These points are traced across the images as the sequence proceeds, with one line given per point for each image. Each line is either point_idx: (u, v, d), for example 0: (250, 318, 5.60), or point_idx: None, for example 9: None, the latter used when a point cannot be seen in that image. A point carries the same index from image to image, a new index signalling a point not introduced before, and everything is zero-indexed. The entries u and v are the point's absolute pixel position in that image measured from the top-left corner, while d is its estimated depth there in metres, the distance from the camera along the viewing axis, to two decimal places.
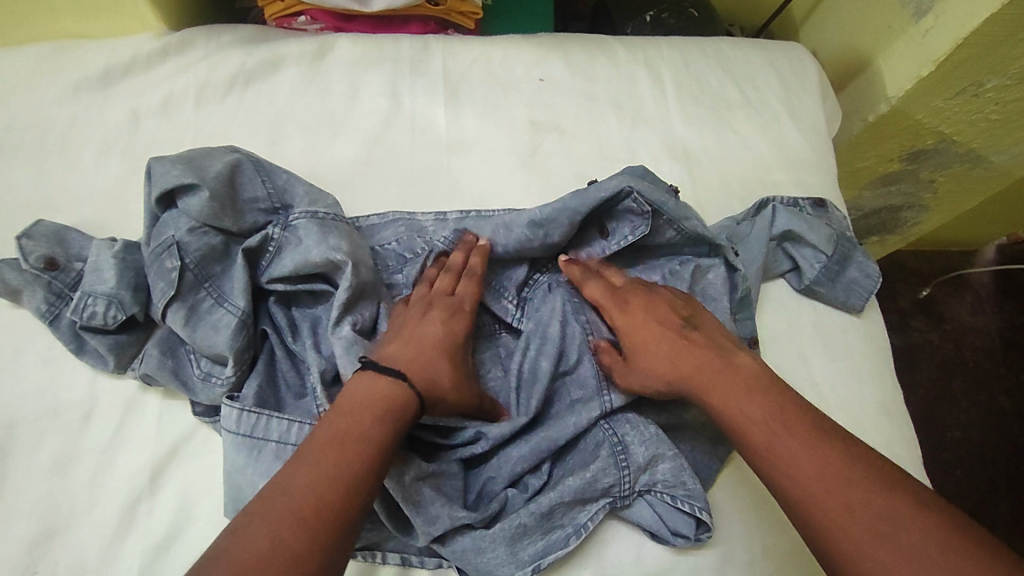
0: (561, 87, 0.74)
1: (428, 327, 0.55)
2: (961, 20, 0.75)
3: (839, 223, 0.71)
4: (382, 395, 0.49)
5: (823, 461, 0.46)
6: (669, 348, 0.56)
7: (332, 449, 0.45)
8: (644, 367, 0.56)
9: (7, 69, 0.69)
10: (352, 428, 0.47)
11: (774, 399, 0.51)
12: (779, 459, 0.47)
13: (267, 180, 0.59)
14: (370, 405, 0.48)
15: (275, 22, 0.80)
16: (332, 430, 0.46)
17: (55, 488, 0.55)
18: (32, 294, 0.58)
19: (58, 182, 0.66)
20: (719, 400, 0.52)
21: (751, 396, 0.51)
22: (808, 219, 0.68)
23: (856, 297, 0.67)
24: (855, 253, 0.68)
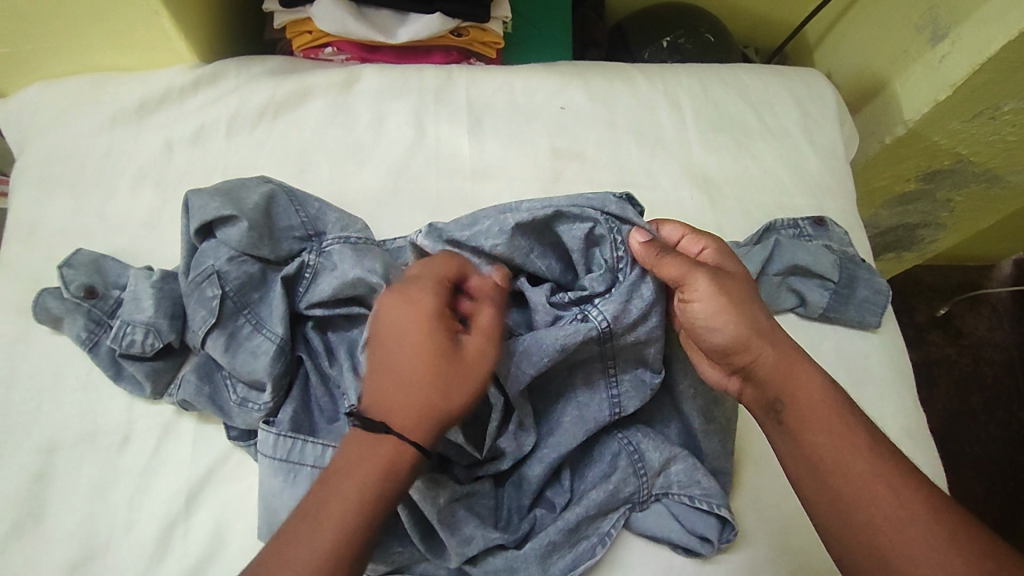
0: (582, 114, 0.76)
1: (405, 328, 0.50)
2: (978, 45, 0.76)
3: (841, 240, 0.70)
4: (375, 446, 0.47)
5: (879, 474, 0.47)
6: (751, 300, 0.53)
7: (336, 508, 0.45)
8: (732, 304, 0.52)
9: (48, 102, 0.71)
10: (356, 484, 0.46)
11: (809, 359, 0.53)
12: (812, 443, 0.49)
13: (300, 208, 0.60)
14: (379, 454, 0.47)
15: (303, 53, 0.83)
16: (336, 491, 0.46)
17: (94, 512, 0.56)
18: (73, 321, 0.60)
19: (96, 210, 0.68)
20: (778, 360, 0.51)
21: (804, 361, 0.52)
22: (808, 249, 0.68)
23: (870, 314, 0.68)
24: (860, 272, 0.68)
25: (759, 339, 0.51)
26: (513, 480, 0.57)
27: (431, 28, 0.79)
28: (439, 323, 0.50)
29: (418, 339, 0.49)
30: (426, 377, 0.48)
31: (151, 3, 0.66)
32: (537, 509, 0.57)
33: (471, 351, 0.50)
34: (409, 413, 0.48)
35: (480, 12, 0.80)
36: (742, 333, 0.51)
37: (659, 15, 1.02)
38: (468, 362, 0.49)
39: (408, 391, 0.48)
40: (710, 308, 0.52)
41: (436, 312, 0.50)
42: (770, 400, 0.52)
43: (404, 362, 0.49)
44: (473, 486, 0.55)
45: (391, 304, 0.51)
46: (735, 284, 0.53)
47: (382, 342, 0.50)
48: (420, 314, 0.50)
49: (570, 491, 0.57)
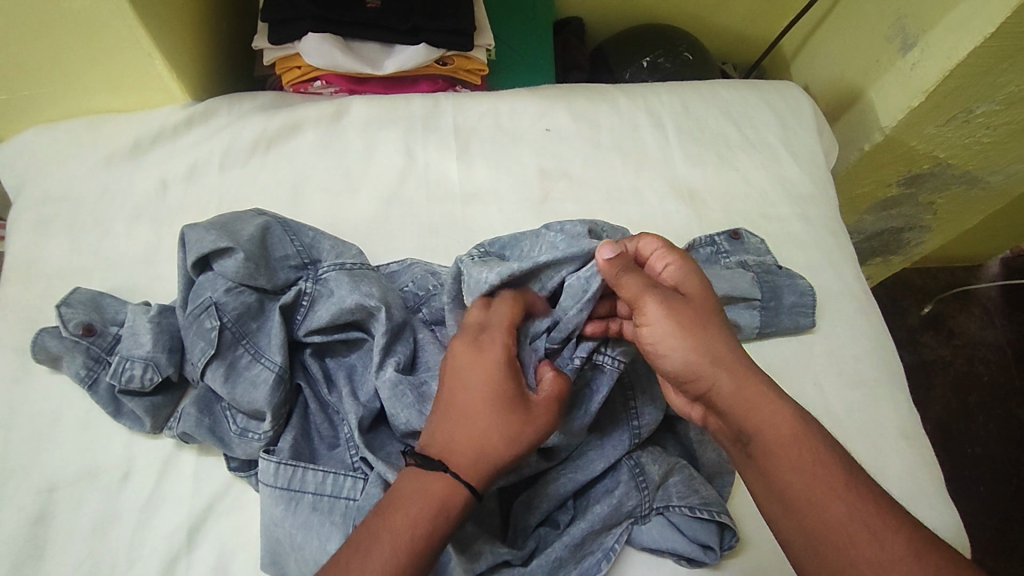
0: (566, 135, 0.77)
1: (473, 374, 0.51)
2: (945, 53, 0.79)
3: (757, 250, 0.71)
4: (433, 488, 0.47)
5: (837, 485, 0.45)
6: (709, 322, 0.52)
7: (414, 519, 0.46)
8: (683, 332, 0.50)
9: (44, 145, 0.73)
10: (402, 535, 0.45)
11: (777, 391, 0.50)
12: (775, 449, 0.47)
13: (295, 238, 0.61)
14: (422, 505, 0.47)
15: (292, 87, 0.85)
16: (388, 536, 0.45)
17: (96, 550, 0.56)
18: (71, 360, 0.60)
19: (92, 249, 0.69)
20: (732, 378, 0.49)
21: (771, 394, 0.49)
22: (724, 273, 0.68)
23: (803, 317, 0.68)
24: (781, 279, 0.69)
25: (712, 367, 0.50)
26: (521, 501, 0.57)
27: (416, 58, 0.81)
28: (510, 375, 0.51)
29: (486, 393, 0.50)
30: (487, 429, 0.49)
31: (144, 45, 0.68)
32: (542, 527, 0.57)
33: (541, 404, 0.51)
34: (470, 457, 0.48)
35: (464, 41, 0.82)
36: (691, 361, 0.50)
37: (639, 37, 1.05)
38: (535, 413, 0.50)
39: (471, 446, 0.49)
40: (661, 330, 0.51)
41: (512, 367, 0.52)
42: (735, 433, 0.49)
43: (469, 404, 0.50)
44: (482, 502, 0.55)
45: (467, 352, 0.52)
46: (696, 319, 0.51)
47: (456, 385, 0.51)
48: (493, 369, 0.51)
49: (575, 509, 0.58)
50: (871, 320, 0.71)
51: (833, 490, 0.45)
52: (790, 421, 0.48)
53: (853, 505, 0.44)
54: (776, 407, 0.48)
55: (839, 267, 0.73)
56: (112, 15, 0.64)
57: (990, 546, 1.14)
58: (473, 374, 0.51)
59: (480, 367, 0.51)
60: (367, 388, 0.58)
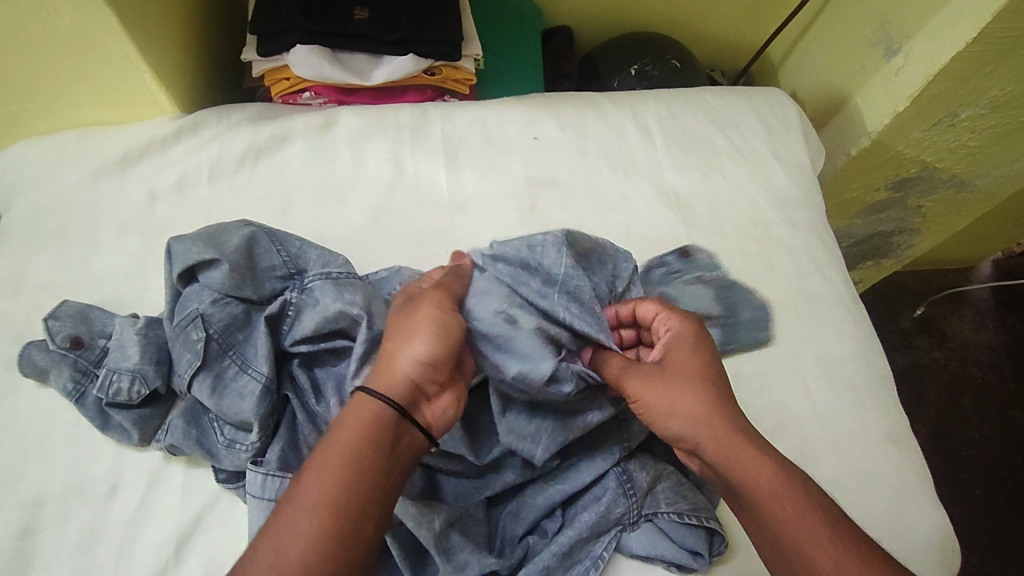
0: (554, 143, 0.78)
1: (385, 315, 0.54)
2: (929, 58, 0.80)
3: (708, 267, 0.72)
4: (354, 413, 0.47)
5: (817, 522, 0.46)
6: (698, 383, 0.52)
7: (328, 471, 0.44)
8: (668, 403, 0.52)
9: (32, 159, 0.73)
10: (321, 465, 0.45)
11: (765, 442, 0.50)
12: (759, 493, 0.47)
13: (281, 248, 0.61)
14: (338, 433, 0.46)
15: (281, 98, 0.85)
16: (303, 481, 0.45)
17: (84, 564, 0.55)
18: (59, 373, 0.60)
19: (80, 262, 0.69)
20: (719, 436, 0.50)
21: (754, 448, 0.49)
22: (678, 295, 0.68)
23: (760, 331, 0.68)
24: (737, 295, 0.70)
25: (700, 427, 0.50)
26: (510, 510, 0.58)
27: (404, 68, 0.82)
28: (405, 297, 0.54)
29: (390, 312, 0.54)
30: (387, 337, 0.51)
31: (131, 58, 0.68)
32: (530, 536, 0.57)
33: (421, 307, 0.52)
34: (377, 374, 0.49)
35: (451, 51, 0.83)
36: (680, 426, 0.51)
37: (627, 45, 1.06)
38: (419, 310, 0.52)
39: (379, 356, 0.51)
40: (649, 403, 0.52)
41: (407, 293, 0.55)
42: (727, 488, 0.49)
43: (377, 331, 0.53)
44: (469, 511, 0.55)
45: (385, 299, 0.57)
46: (683, 388, 0.52)
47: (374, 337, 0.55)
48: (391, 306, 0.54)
49: (564, 516, 0.58)
50: (860, 324, 0.71)
51: (811, 530, 0.45)
52: (768, 463, 0.48)
53: (821, 533, 0.45)
54: (764, 459, 0.48)
55: (826, 271, 0.74)
56: (101, 29, 0.64)
57: (987, 549, 1.14)
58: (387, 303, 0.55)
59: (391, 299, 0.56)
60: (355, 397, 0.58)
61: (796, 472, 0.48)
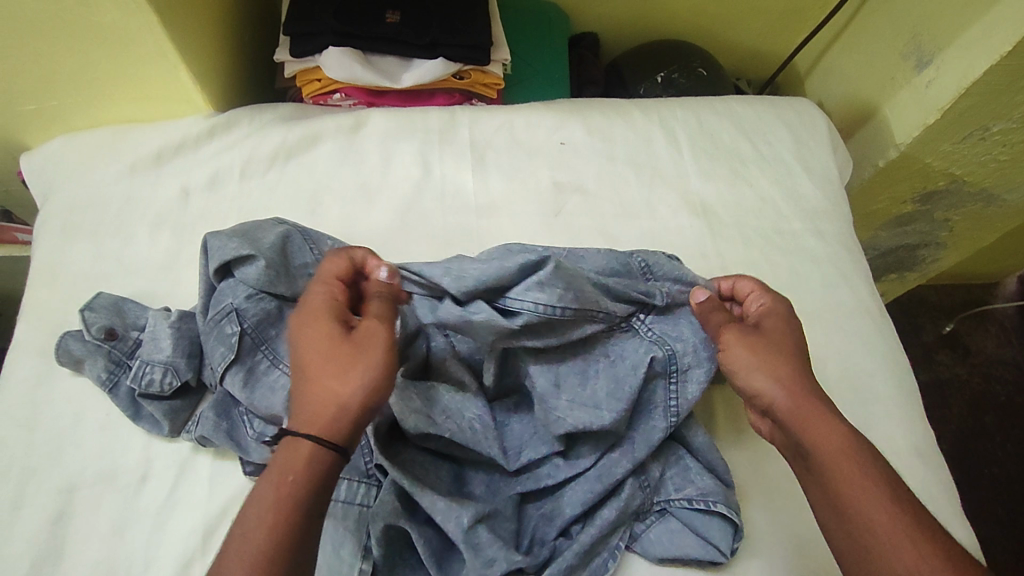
0: (581, 149, 0.78)
1: (304, 342, 0.49)
2: (962, 70, 0.79)
3: None
4: (295, 450, 0.45)
5: (884, 497, 0.45)
6: (788, 351, 0.53)
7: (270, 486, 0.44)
8: (760, 359, 0.52)
9: (71, 154, 0.75)
10: (260, 503, 0.43)
11: (839, 414, 0.50)
12: (827, 457, 0.47)
13: (314, 247, 0.62)
14: (277, 472, 0.44)
15: (312, 99, 0.87)
16: (241, 525, 0.43)
17: (113, 551, 0.57)
18: (93, 363, 0.61)
19: (115, 255, 0.71)
20: (797, 401, 0.50)
21: (830, 413, 0.49)
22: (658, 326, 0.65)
23: None
24: None
25: (784, 389, 0.51)
26: (542, 511, 0.58)
27: (434, 72, 0.83)
28: (335, 325, 0.50)
29: (311, 342, 0.49)
30: (319, 367, 0.48)
31: (170, 57, 0.70)
32: (561, 539, 0.57)
33: (362, 338, 0.49)
34: (307, 416, 0.46)
35: (480, 56, 0.84)
36: (764, 385, 0.51)
37: (653, 52, 1.06)
38: (363, 343, 0.49)
39: (312, 385, 0.47)
40: (742, 358, 0.53)
41: (325, 314, 0.50)
42: (795, 446, 0.50)
43: (305, 362, 0.49)
44: (498, 508, 0.55)
45: (292, 321, 0.51)
46: (784, 357, 0.53)
47: (290, 360, 0.50)
48: (313, 332, 0.50)
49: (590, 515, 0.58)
50: (886, 337, 0.71)
51: (889, 507, 0.45)
52: (840, 431, 0.48)
53: (903, 515, 0.44)
54: (836, 427, 0.49)
55: (853, 282, 0.73)
56: (142, 28, 0.66)
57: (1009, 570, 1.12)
58: (299, 323, 0.51)
59: (304, 317, 0.51)
60: None
61: (869, 446, 0.48)
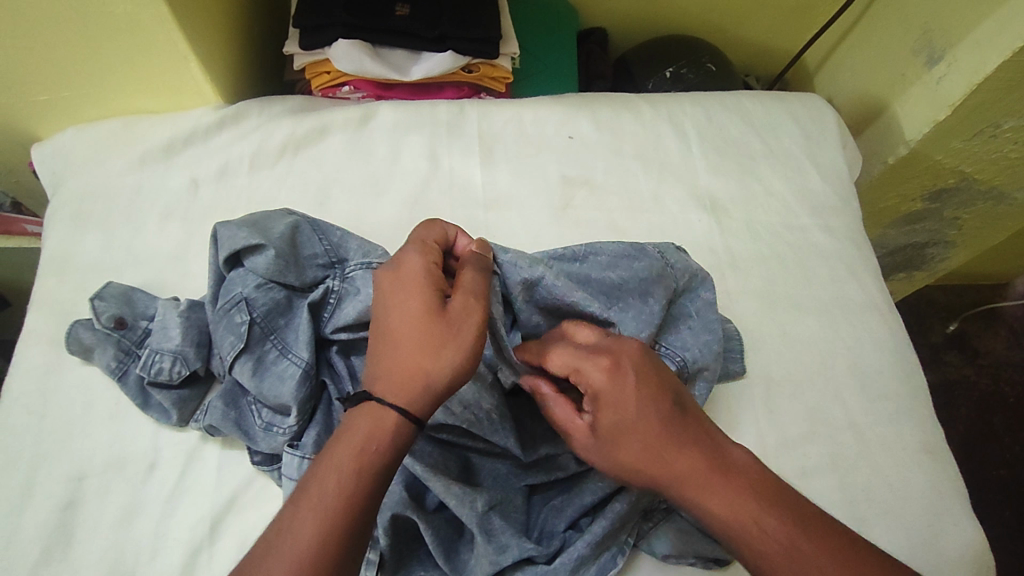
0: (590, 143, 0.78)
1: (393, 298, 0.52)
2: (974, 66, 0.78)
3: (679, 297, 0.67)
4: (381, 420, 0.48)
5: (741, 505, 0.47)
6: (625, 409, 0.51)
7: (349, 448, 0.47)
8: (600, 450, 0.51)
9: (81, 145, 0.75)
10: (340, 468, 0.46)
11: (685, 443, 0.49)
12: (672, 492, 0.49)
13: (323, 237, 0.62)
14: (359, 440, 0.47)
15: (321, 92, 0.87)
16: (319, 483, 0.46)
17: (121, 539, 0.57)
18: (103, 351, 0.61)
19: (124, 246, 0.71)
20: (634, 454, 0.50)
21: (666, 451, 0.49)
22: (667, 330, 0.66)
23: (732, 362, 0.65)
24: None
25: (632, 475, 0.50)
26: (554, 504, 0.58)
27: (442, 65, 0.82)
28: (430, 294, 0.51)
29: (400, 303, 0.52)
30: (409, 329, 0.50)
31: (180, 49, 0.70)
32: (569, 531, 0.57)
33: (455, 309, 0.51)
34: (399, 384, 0.49)
35: (490, 49, 0.83)
36: (617, 469, 0.50)
37: (662, 47, 1.06)
38: (458, 320, 0.50)
39: (399, 347, 0.50)
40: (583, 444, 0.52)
41: (420, 277, 0.52)
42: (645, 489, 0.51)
43: (395, 322, 0.51)
44: (508, 496, 0.56)
45: (385, 279, 0.53)
46: (596, 428, 0.51)
47: (379, 317, 0.52)
48: (403, 293, 0.52)
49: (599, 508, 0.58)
50: (895, 334, 0.71)
51: (779, 534, 0.46)
52: (687, 460, 0.49)
53: (788, 533, 0.46)
54: (683, 459, 0.49)
55: (862, 279, 0.73)
56: (153, 21, 0.66)
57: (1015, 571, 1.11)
58: (389, 279, 0.53)
59: (392, 277, 0.53)
60: None
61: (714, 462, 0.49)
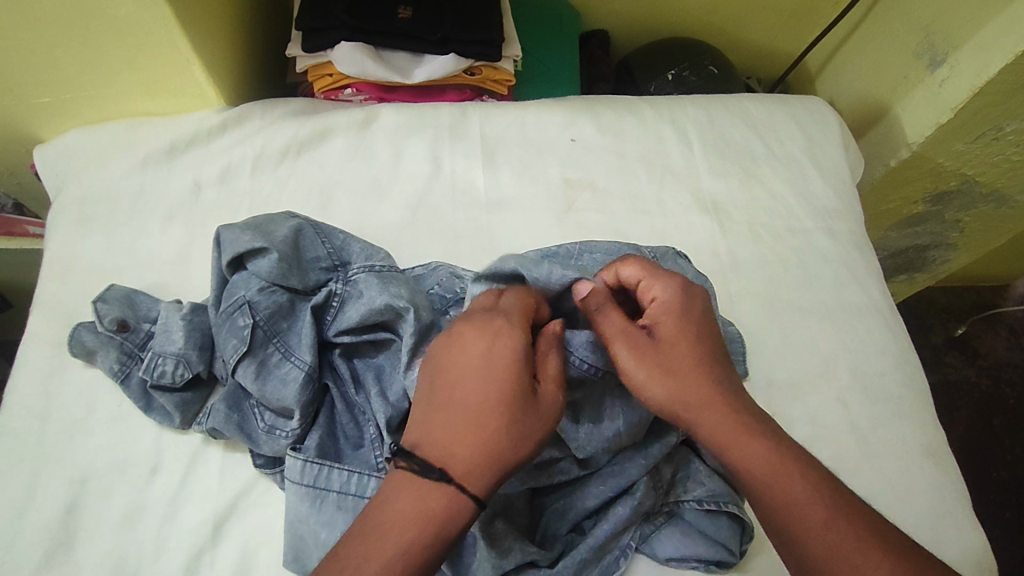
0: (592, 146, 0.78)
1: (480, 377, 0.48)
2: (976, 70, 0.78)
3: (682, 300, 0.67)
4: (426, 498, 0.45)
5: (784, 465, 0.48)
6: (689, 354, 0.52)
7: (422, 506, 0.45)
8: (655, 381, 0.50)
9: (84, 147, 0.75)
10: (412, 526, 0.45)
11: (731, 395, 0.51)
12: (718, 434, 0.50)
13: (326, 240, 0.62)
14: (433, 504, 0.45)
15: (323, 94, 0.87)
16: (389, 534, 0.44)
17: (124, 542, 0.57)
18: (106, 354, 0.61)
19: (127, 248, 0.71)
20: (688, 394, 0.50)
21: (716, 395, 0.51)
22: None
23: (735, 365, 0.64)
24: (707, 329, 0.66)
25: (683, 409, 0.50)
26: (555, 507, 0.58)
27: (445, 67, 0.83)
28: (520, 372, 0.48)
29: (489, 385, 0.48)
30: (491, 413, 0.47)
31: (184, 51, 0.70)
32: (571, 534, 0.57)
33: (545, 400, 0.49)
34: (469, 459, 0.46)
35: (492, 51, 0.83)
36: (668, 402, 0.50)
37: (664, 50, 1.06)
38: (546, 412, 0.48)
39: (476, 432, 0.46)
40: (637, 376, 0.51)
41: (517, 357, 0.49)
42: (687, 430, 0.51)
43: (479, 405, 0.47)
44: (510, 499, 0.56)
45: (475, 357, 0.49)
46: (658, 363, 0.51)
47: (459, 400, 0.48)
48: (492, 374, 0.48)
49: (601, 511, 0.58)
50: (897, 337, 0.70)
51: (821, 506, 0.47)
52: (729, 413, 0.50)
53: (818, 500, 0.47)
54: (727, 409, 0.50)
55: (864, 282, 0.73)
56: (157, 23, 0.66)
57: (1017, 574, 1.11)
58: (476, 354, 0.49)
59: (484, 354, 0.49)
60: (394, 387, 0.58)
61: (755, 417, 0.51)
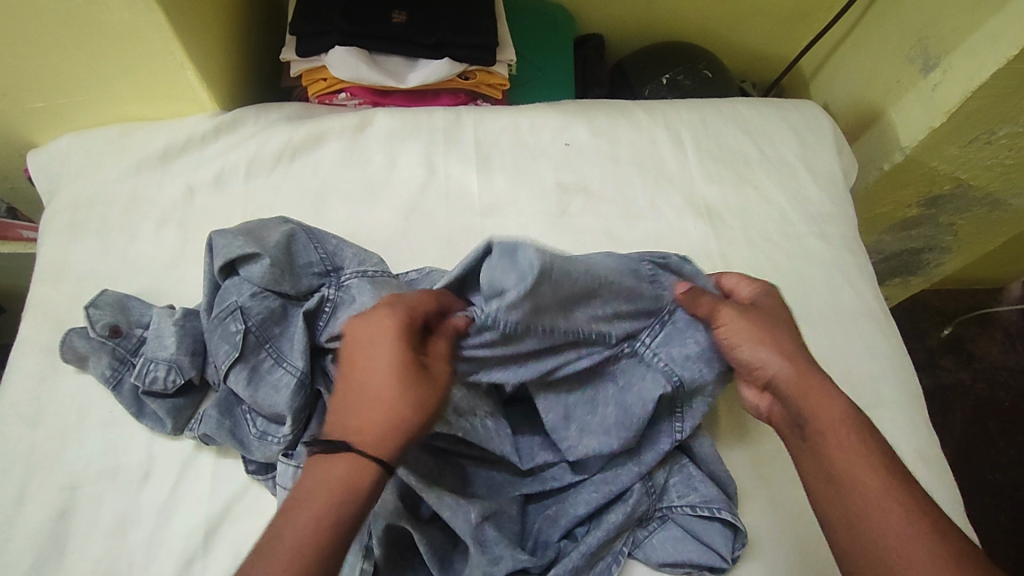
0: (585, 150, 0.78)
1: (374, 353, 0.49)
2: (968, 74, 0.79)
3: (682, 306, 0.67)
4: (335, 475, 0.45)
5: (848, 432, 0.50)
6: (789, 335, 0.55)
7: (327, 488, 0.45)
8: (761, 335, 0.54)
9: (77, 151, 0.75)
10: (314, 509, 0.44)
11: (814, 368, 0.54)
12: (800, 389, 0.52)
13: (319, 245, 0.62)
14: (336, 483, 0.45)
15: (317, 98, 0.87)
16: (294, 517, 0.44)
17: (115, 549, 0.57)
18: (97, 360, 0.61)
19: (119, 253, 0.71)
20: (779, 352, 0.54)
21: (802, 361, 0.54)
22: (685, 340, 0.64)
23: None
24: None
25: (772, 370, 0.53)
26: (548, 513, 0.58)
27: (439, 72, 0.83)
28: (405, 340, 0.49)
29: (383, 358, 0.49)
30: (387, 382, 0.48)
31: (177, 56, 0.70)
32: (563, 541, 0.57)
33: (433, 362, 0.50)
34: (375, 431, 0.47)
35: (486, 56, 0.84)
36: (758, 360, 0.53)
37: (659, 54, 1.06)
38: (435, 372, 0.49)
39: (376, 401, 0.48)
40: (738, 331, 0.54)
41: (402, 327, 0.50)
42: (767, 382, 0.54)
43: (373, 376, 0.48)
44: (503, 506, 0.55)
45: (362, 332, 0.50)
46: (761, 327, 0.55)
47: (354, 379, 0.49)
48: (383, 348, 0.49)
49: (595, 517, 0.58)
50: (891, 341, 0.71)
51: (880, 475, 0.47)
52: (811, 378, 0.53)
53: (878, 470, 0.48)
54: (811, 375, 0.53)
55: (857, 286, 0.73)
56: (150, 27, 0.66)
57: None
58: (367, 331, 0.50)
59: (372, 330, 0.50)
60: None
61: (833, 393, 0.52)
